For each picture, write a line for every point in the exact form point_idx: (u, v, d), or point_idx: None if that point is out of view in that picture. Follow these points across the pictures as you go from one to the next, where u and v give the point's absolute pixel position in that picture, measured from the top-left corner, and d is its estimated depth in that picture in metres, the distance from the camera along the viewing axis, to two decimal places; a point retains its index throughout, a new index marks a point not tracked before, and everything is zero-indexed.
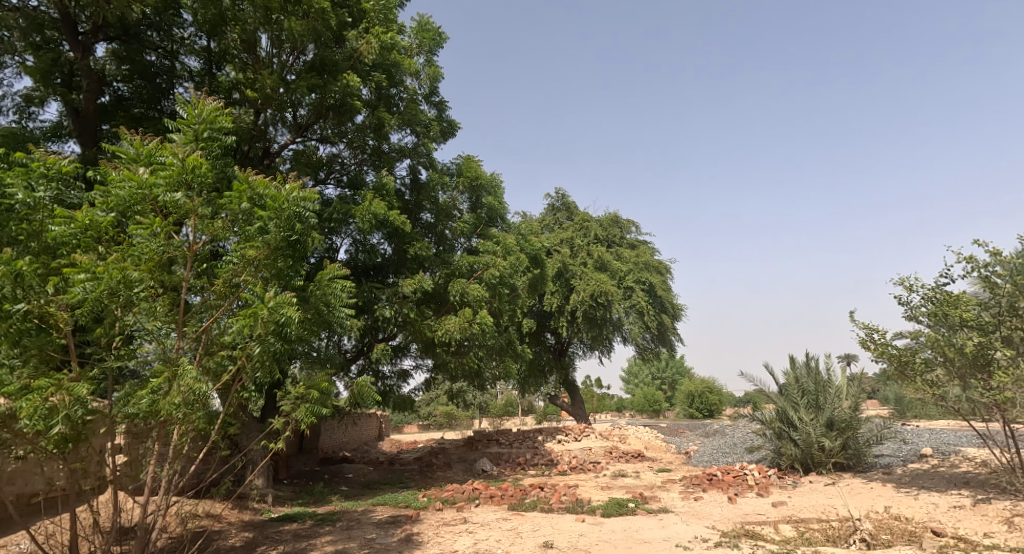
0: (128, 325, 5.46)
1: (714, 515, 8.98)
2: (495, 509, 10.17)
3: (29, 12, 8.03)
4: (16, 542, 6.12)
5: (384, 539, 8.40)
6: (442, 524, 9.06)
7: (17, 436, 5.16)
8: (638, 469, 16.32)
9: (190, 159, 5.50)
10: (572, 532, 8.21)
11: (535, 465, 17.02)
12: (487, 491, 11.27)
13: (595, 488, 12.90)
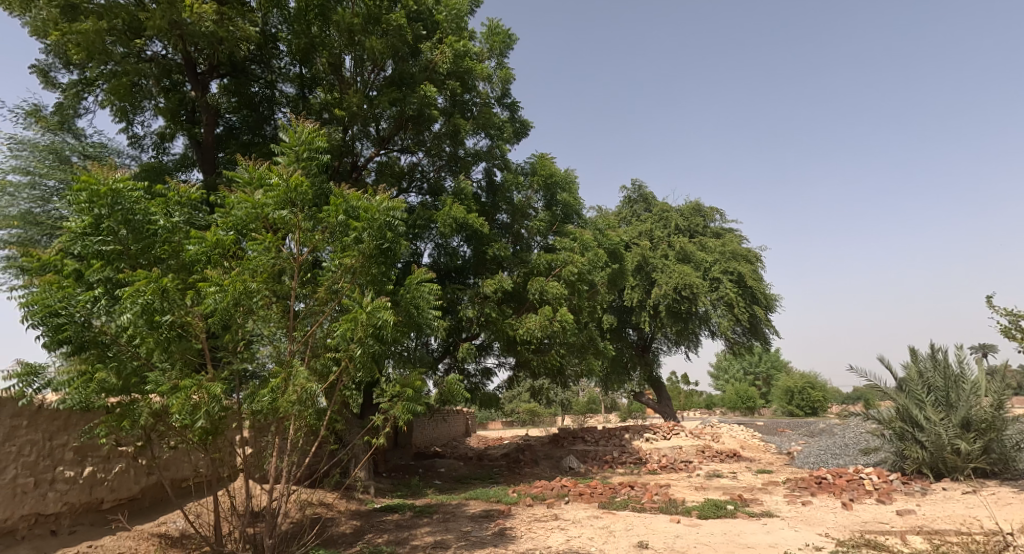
0: (250, 331, 6.09)
1: (828, 522, 8.45)
2: (585, 507, 10.22)
3: (160, 61, 9.18)
4: (171, 521, 7.06)
5: (479, 532, 8.74)
6: (534, 520, 9.26)
7: (169, 430, 5.94)
8: (735, 469, 15.63)
9: (294, 179, 6.05)
10: (667, 533, 8.09)
11: (623, 463, 16.83)
12: (576, 488, 11.34)
13: (689, 488, 12.54)
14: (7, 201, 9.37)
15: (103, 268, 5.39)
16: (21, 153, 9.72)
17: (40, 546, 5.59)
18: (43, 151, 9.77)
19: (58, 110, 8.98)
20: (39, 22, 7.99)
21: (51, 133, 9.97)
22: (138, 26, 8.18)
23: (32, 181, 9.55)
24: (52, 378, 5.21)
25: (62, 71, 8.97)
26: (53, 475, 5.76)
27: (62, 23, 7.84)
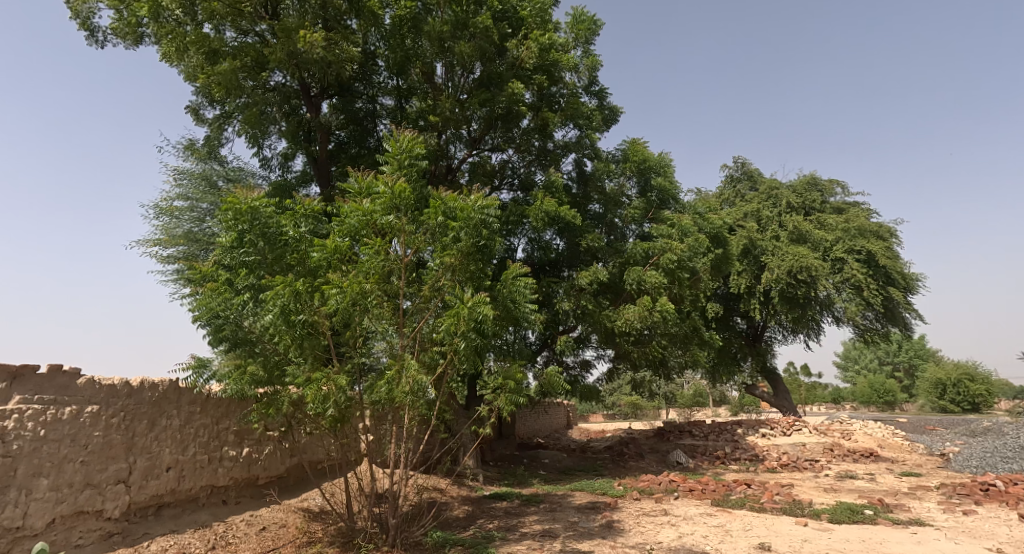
0: (366, 328, 6.68)
1: (999, 537, 7.48)
2: (697, 503, 9.94)
3: (281, 89, 10.25)
4: (312, 498, 7.95)
5: (587, 523, 8.86)
6: (642, 514, 9.20)
7: (305, 417, 6.70)
8: (874, 471, 14.28)
9: (398, 186, 6.51)
10: (793, 536, 7.65)
11: (737, 460, 16.10)
12: (686, 484, 11.07)
13: (816, 490, 11.69)
14: (174, 224, 11.04)
15: (248, 276, 6.20)
16: (182, 182, 11.34)
17: (216, 513, 6.62)
18: (197, 179, 11.33)
19: (207, 142, 10.37)
20: (189, 68, 9.27)
21: (203, 162, 11.49)
22: (262, 60, 9.20)
23: (192, 205, 11.15)
24: (216, 370, 6.11)
25: (207, 107, 10.33)
26: (221, 453, 6.77)
27: (206, 66, 9.02)
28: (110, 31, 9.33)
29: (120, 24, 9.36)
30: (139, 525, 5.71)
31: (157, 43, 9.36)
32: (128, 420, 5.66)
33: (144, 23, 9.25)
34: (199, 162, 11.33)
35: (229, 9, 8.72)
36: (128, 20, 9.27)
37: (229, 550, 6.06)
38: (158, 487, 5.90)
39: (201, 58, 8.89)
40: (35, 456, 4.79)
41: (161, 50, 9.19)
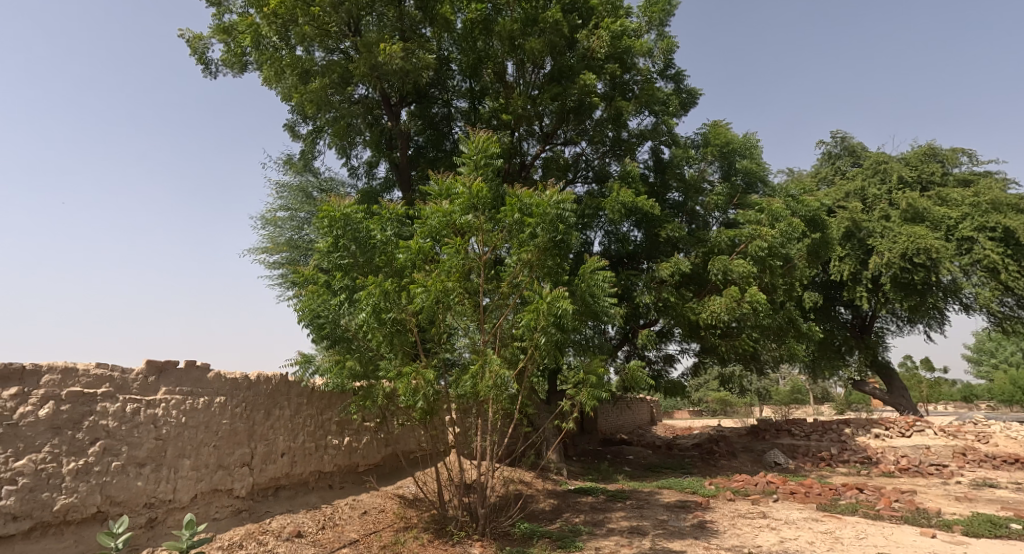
0: (450, 324, 6.95)
1: None
2: (800, 507, 9.38)
3: (364, 101, 10.86)
4: (406, 486, 8.40)
5: (677, 522, 8.66)
6: (738, 516, 8.84)
7: (398, 409, 7.10)
8: (1020, 479, 12.70)
9: (475, 186, 6.70)
10: (917, 548, 7.03)
11: (846, 462, 15.02)
12: (787, 486, 10.48)
13: (944, 498, 10.60)
14: (278, 233, 12.07)
15: (343, 278, 6.67)
16: (282, 195, 12.33)
17: (324, 496, 7.21)
18: (295, 191, 12.29)
19: (302, 156, 11.20)
20: (285, 88, 10.06)
21: (299, 175, 12.43)
22: (347, 75, 9.79)
23: (292, 215, 12.12)
24: (319, 365, 6.65)
25: (301, 123, 11.14)
26: (326, 441, 7.35)
27: (300, 85, 9.75)
28: (221, 63, 10.32)
29: (228, 55, 10.34)
30: (261, 504, 6.36)
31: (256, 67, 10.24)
32: (248, 410, 6.31)
33: (247, 52, 10.16)
34: (295, 175, 12.24)
35: (317, 30, 9.34)
36: (234, 51, 10.23)
37: (337, 530, 6.58)
38: (275, 470, 6.54)
39: (295, 78, 9.62)
40: (178, 440, 5.51)
41: (261, 74, 10.04)
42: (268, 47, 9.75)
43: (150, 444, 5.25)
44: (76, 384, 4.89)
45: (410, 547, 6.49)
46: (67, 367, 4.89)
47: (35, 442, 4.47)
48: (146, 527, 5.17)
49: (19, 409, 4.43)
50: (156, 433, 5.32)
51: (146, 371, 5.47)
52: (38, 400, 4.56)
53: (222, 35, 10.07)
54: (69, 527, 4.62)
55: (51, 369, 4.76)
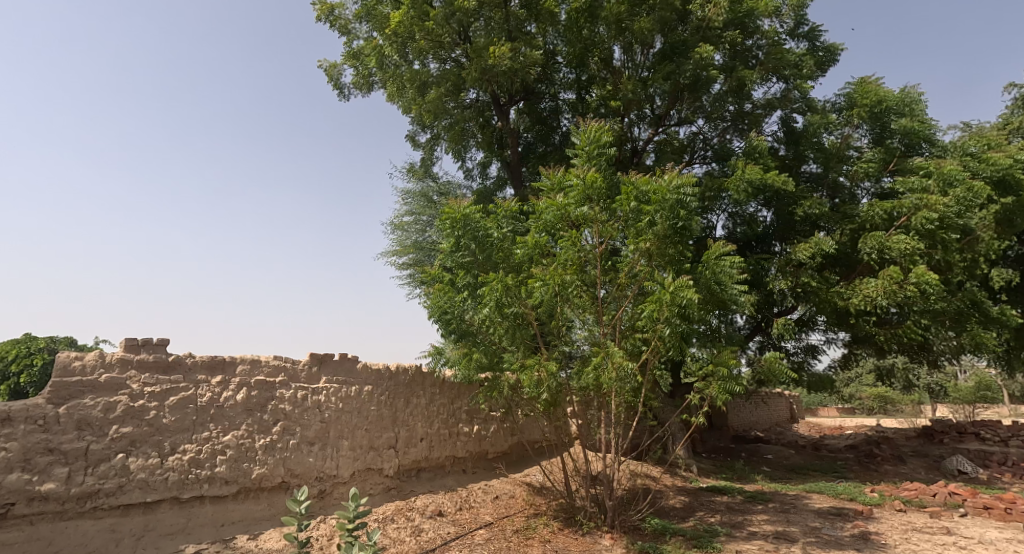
0: (568, 317, 7.02)
1: None
2: (998, 526, 8.03)
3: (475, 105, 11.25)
4: (534, 474, 8.64)
5: (832, 531, 7.92)
6: (913, 530, 7.82)
7: (522, 400, 7.31)
8: None
9: (590, 176, 6.66)
10: None
11: None
12: (978, 500, 9.05)
13: None
14: (405, 236, 13.01)
15: (466, 275, 7.00)
16: (406, 201, 13.24)
17: (459, 479, 7.69)
18: (418, 196, 13.12)
19: (421, 163, 11.94)
20: (406, 102, 10.80)
21: (420, 181, 13.22)
22: (460, 82, 10.24)
23: (416, 219, 12.97)
24: (448, 357, 7.11)
25: (420, 133, 11.89)
26: (458, 429, 7.81)
27: (418, 97, 10.40)
28: (352, 86, 11.35)
29: (357, 77, 11.34)
30: (406, 483, 6.96)
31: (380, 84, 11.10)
32: (391, 398, 6.94)
33: (373, 73, 11.08)
34: (417, 181, 13.06)
35: (432, 43, 9.88)
36: (362, 73, 11.21)
37: (473, 512, 6.98)
38: (416, 453, 7.10)
39: (414, 91, 10.29)
40: (337, 423, 6.25)
41: (385, 90, 10.89)
42: (392, 65, 10.59)
43: (317, 426, 6.05)
44: (261, 373, 5.85)
45: (541, 533, 6.67)
46: (254, 359, 5.87)
47: (236, 421, 5.50)
48: (318, 497, 5.97)
49: (222, 394, 5.51)
50: (321, 416, 6.12)
51: (310, 362, 6.28)
52: (234, 386, 5.60)
53: (351, 60, 11.06)
54: (264, 491, 5.60)
55: (242, 361, 5.78)
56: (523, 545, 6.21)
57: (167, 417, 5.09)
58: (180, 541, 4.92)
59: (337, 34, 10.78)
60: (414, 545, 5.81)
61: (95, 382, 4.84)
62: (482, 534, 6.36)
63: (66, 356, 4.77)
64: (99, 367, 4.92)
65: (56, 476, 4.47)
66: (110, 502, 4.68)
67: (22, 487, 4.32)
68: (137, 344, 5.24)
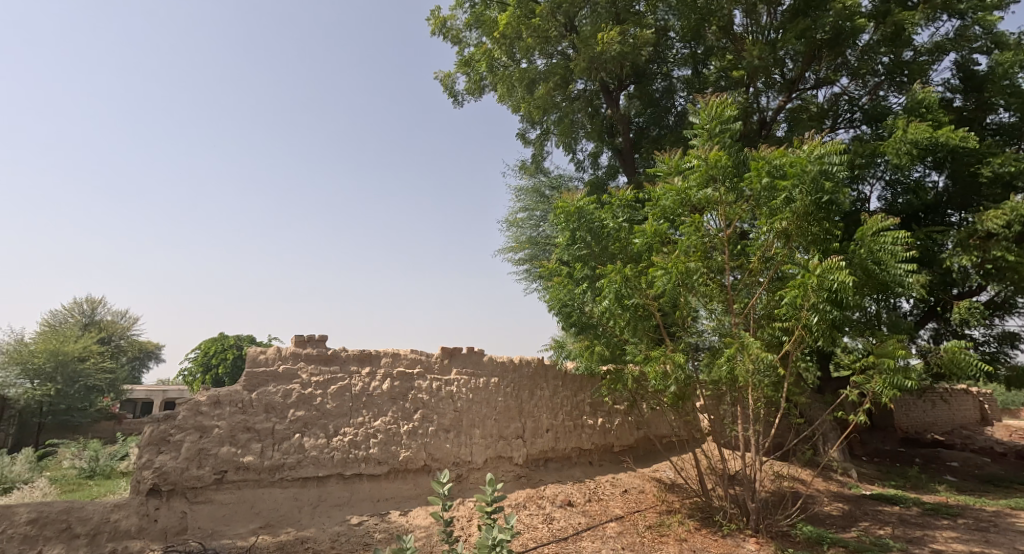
0: (693, 306, 6.66)
1: None
2: None
3: (585, 96, 11.08)
4: (663, 470, 8.36)
5: None
6: None
7: (648, 394, 7.11)
8: None
9: (712, 155, 6.28)
10: None
11: None
12: None
13: None
14: (520, 232, 13.19)
15: (583, 268, 7.00)
16: (520, 198, 13.44)
17: (586, 471, 7.75)
18: (531, 192, 13.21)
19: (532, 159, 12.13)
20: (516, 101, 11.03)
21: (532, 177, 13.29)
22: (568, 75, 10.18)
23: (530, 215, 13.08)
24: (569, 350, 7.23)
25: (531, 130, 12.07)
26: (582, 421, 7.86)
27: (528, 95, 10.53)
28: (465, 92, 11.79)
29: (469, 83, 11.75)
30: (535, 472, 7.18)
31: (491, 86, 11.41)
32: (516, 390, 7.22)
33: (484, 77, 11.39)
34: (530, 178, 13.11)
35: (539, 39, 9.93)
36: (473, 79, 11.59)
37: (603, 504, 6.97)
38: (543, 444, 7.30)
39: (524, 89, 10.45)
40: (469, 412, 6.66)
41: (496, 92, 11.17)
42: (501, 67, 10.77)
43: (451, 414, 6.51)
44: (401, 364, 6.47)
45: (676, 531, 6.44)
46: (395, 352, 6.52)
47: (383, 408, 6.13)
48: (456, 481, 6.41)
49: (371, 384, 6.18)
50: (454, 405, 6.57)
51: (442, 355, 6.82)
52: (380, 376, 6.26)
53: (464, 68, 11.50)
54: (410, 472, 6.16)
55: (385, 353, 6.45)
56: (657, 542, 6.06)
57: (329, 403, 5.85)
58: (345, 512, 5.60)
59: (450, 44, 11.32)
60: (547, 532, 5.98)
61: (276, 372, 5.74)
62: (613, 527, 6.34)
63: (255, 351, 5.75)
64: (278, 359, 5.85)
65: (253, 450, 5.39)
66: (292, 474, 5.51)
67: (231, 458, 5.29)
68: (305, 339, 6.17)
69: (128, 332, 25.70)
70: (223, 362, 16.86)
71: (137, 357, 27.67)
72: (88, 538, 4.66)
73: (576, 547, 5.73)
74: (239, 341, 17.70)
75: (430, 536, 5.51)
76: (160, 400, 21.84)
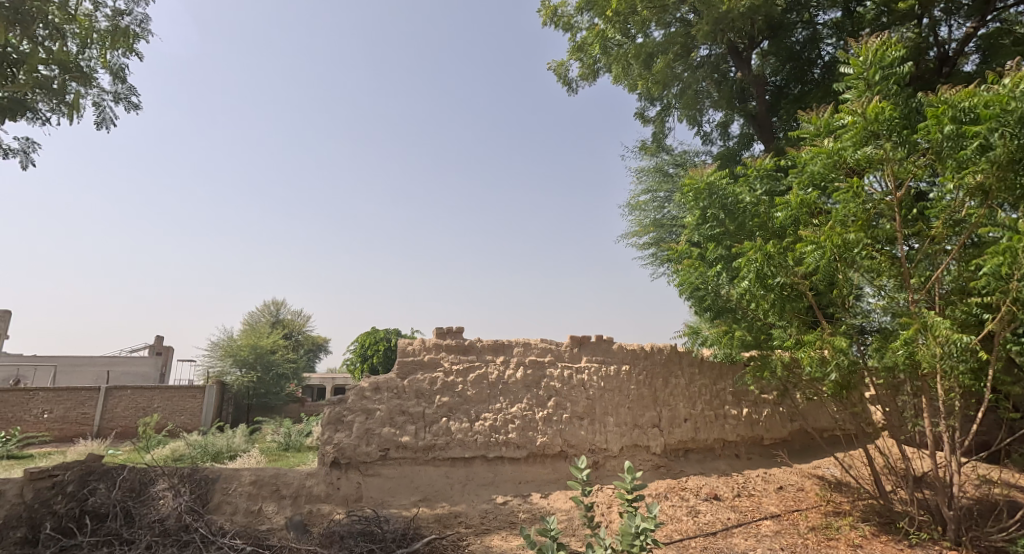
0: (856, 284, 5.64)
1: None
2: None
3: (710, 61, 10.12)
4: (827, 467, 7.51)
5: None
6: None
7: (802, 382, 6.48)
8: None
9: (872, 108, 5.18)
10: None
11: None
12: None
13: None
14: (643, 215, 12.36)
15: (717, 248, 6.59)
16: (642, 179, 12.55)
17: (732, 464, 7.30)
18: (653, 172, 12.36)
19: (654, 137, 11.57)
20: (633, 80, 10.61)
21: (655, 157, 12.47)
22: (690, 43, 9.59)
23: (653, 196, 12.20)
24: (705, 337, 6.84)
25: (650, 108, 11.49)
26: (725, 411, 7.40)
27: (645, 71, 10.07)
28: (579, 79, 11.64)
29: (583, 69, 11.50)
30: (676, 462, 6.96)
31: (606, 68, 11.05)
32: (650, 378, 7.06)
33: (597, 60, 11.08)
34: (651, 157, 12.34)
35: (656, 9, 9.39)
36: (587, 64, 11.30)
37: (755, 500, 6.48)
38: (682, 434, 7.02)
39: (640, 66, 10.02)
40: (602, 400, 6.69)
41: (611, 74, 10.83)
42: (616, 46, 10.39)
43: (584, 402, 6.60)
44: (533, 353, 6.76)
45: (849, 536, 5.72)
46: (526, 342, 6.83)
47: (519, 395, 6.45)
48: (593, 467, 6.49)
49: (506, 371, 6.56)
50: (586, 393, 6.65)
51: (571, 344, 6.96)
52: (513, 364, 6.61)
53: (576, 53, 11.29)
54: (548, 457, 6.37)
55: (517, 343, 6.80)
56: (824, 545, 5.46)
57: (470, 390, 6.33)
58: (491, 491, 6.00)
59: (562, 32, 11.24)
60: (692, 525, 5.77)
61: (422, 361, 6.38)
62: (770, 525, 5.86)
63: (404, 342, 6.45)
64: (423, 349, 6.51)
65: (408, 431, 6.03)
66: (443, 454, 6.06)
67: (391, 438, 5.97)
68: (445, 331, 6.76)
69: (305, 329, 29.97)
70: (377, 352, 18.91)
71: (312, 350, 32.16)
72: (292, 499, 5.58)
73: (727, 543, 5.39)
74: (389, 334, 19.69)
75: (571, 519, 5.66)
76: (330, 387, 25.22)
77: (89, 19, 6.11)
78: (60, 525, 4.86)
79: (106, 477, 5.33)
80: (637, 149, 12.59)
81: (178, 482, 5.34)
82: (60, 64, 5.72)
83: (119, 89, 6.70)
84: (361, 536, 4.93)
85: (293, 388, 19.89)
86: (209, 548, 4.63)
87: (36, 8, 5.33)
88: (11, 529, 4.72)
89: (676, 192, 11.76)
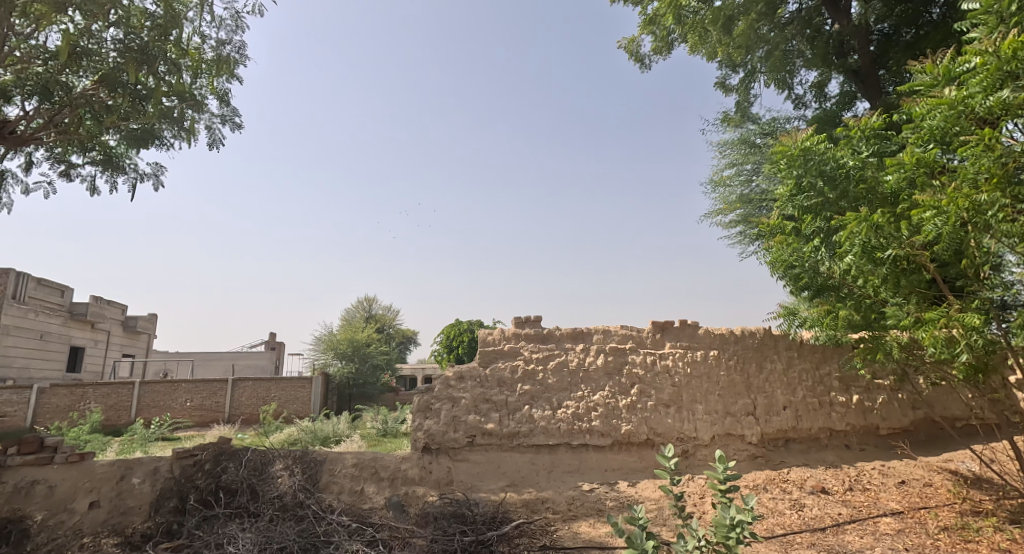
0: (993, 253, 4.65)
1: None
2: None
3: (801, 17, 9.24)
4: (960, 461, 6.63)
5: None
6: None
7: (925, 365, 5.71)
8: None
9: (1007, 44, 4.28)
10: None
11: None
12: None
13: None
14: (728, 191, 11.56)
15: (814, 220, 5.99)
16: (724, 153, 11.71)
17: (841, 455, 6.70)
18: (736, 144, 11.50)
19: (738, 107, 10.76)
20: (711, 48, 9.94)
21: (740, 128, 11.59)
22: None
23: (738, 169, 11.37)
24: (806, 317, 6.34)
25: (732, 75, 10.68)
26: (830, 398, 6.79)
27: (725, 36, 9.37)
28: (652, 53, 11.07)
29: (656, 42, 10.91)
30: (775, 453, 6.53)
31: (682, 39, 10.42)
32: (741, 363, 6.68)
33: (670, 31, 10.46)
34: (734, 129, 11.49)
35: None
36: (660, 36, 10.70)
37: (872, 495, 5.89)
38: (781, 422, 6.56)
39: (719, 31, 9.31)
40: (689, 388, 6.43)
41: (687, 44, 10.20)
42: (691, 13, 9.67)
43: (669, 390, 6.37)
44: (613, 340, 6.65)
45: (991, 537, 4.99)
46: (606, 329, 6.73)
47: (600, 383, 6.38)
48: (683, 456, 6.27)
49: (586, 358, 6.51)
50: (672, 381, 6.43)
51: (653, 330, 6.78)
52: (594, 351, 6.53)
53: (648, 27, 10.72)
54: (634, 445, 6.25)
55: (596, 331, 6.71)
56: (959, 548, 4.82)
57: (550, 378, 6.37)
58: (577, 478, 6.01)
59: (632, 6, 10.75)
60: (797, 520, 5.38)
61: (502, 350, 6.52)
62: (890, 523, 5.30)
63: (485, 332, 6.62)
64: (503, 338, 6.64)
65: (493, 419, 6.20)
66: (527, 441, 6.16)
67: (477, 425, 6.17)
68: (523, 320, 6.84)
69: (396, 323, 31.66)
70: (461, 342, 19.56)
71: (403, 341, 33.89)
72: (390, 481, 5.96)
73: (838, 540, 4.96)
74: (472, 325, 20.30)
75: (661, 509, 5.52)
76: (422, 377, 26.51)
77: (198, 52, 6.83)
78: (201, 497, 5.57)
79: (235, 457, 5.96)
80: (719, 121, 11.79)
81: (292, 463, 5.90)
82: (179, 96, 6.45)
83: (225, 111, 7.43)
84: (453, 518, 5.13)
85: (389, 378, 21.17)
86: (320, 524, 5.09)
87: (157, 47, 6.05)
88: (166, 499, 5.54)
89: (765, 162, 10.86)
